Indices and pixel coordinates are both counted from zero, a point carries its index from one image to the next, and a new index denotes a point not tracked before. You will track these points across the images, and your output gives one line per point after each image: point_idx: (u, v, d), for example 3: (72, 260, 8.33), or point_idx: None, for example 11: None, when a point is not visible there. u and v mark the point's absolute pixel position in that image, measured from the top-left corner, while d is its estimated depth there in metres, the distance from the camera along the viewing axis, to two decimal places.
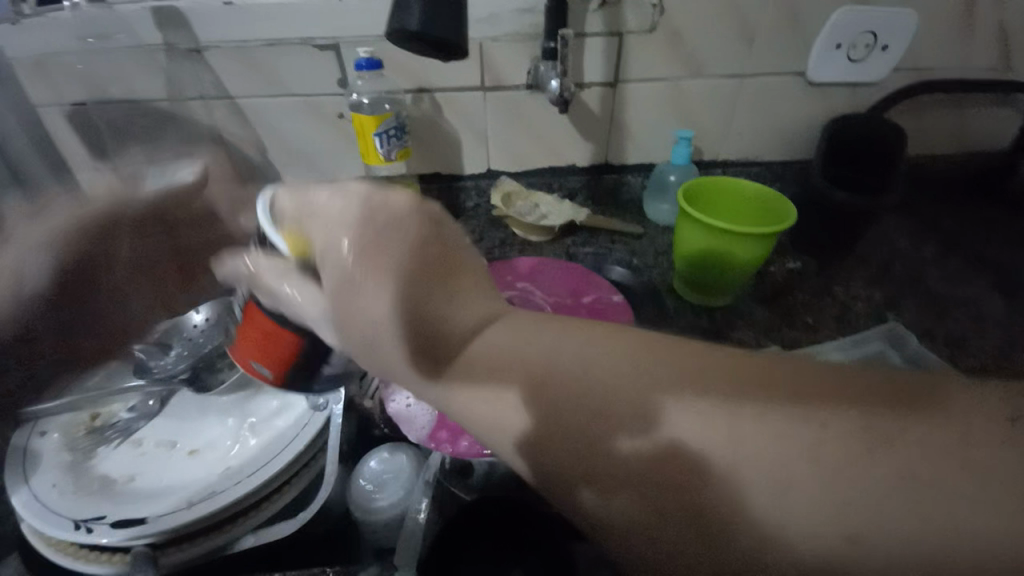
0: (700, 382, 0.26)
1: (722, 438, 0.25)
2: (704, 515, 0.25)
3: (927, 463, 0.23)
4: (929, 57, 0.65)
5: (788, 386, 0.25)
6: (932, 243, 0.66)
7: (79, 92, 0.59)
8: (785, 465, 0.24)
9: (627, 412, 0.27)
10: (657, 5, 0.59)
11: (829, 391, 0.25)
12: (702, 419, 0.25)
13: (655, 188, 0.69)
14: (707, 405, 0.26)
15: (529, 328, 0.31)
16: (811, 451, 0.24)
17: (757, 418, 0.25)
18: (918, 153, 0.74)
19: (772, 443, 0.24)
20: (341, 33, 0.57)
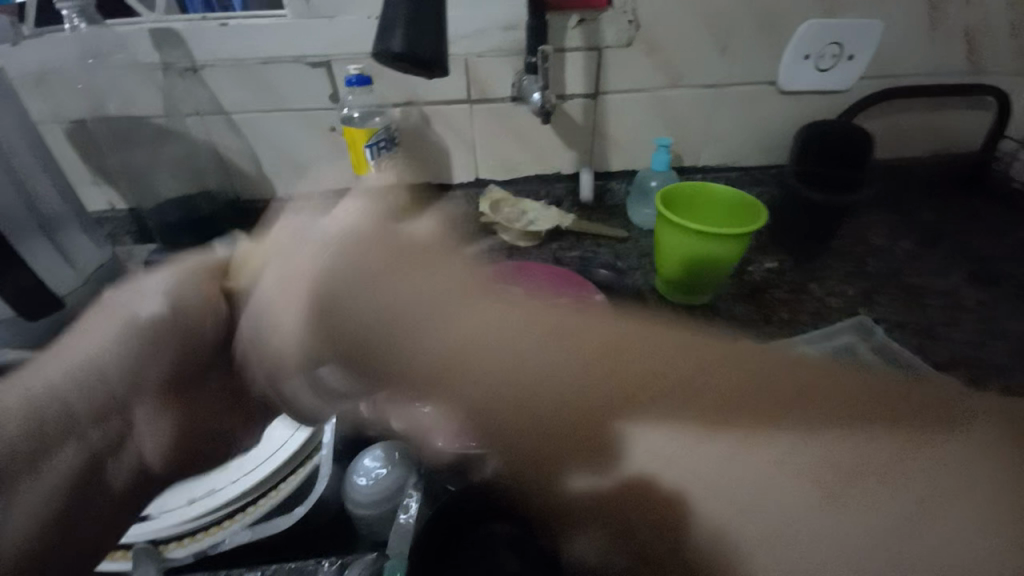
0: (676, 406, 0.38)
1: (677, 451, 0.38)
2: (660, 520, 0.36)
3: (909, 499, 0.33)
4: (894, 66, 0.69)
5: (731, 405, 0.38)
6: (904, 240, 0.70)
7: (80, 110, 0.61)
8: (720, 488, 0.36)
9: (588, 448, 0.39)
10: (633, 21, 0.62)
11: (775, 411, 0.37)
12: (664, 438, 0.38)
13: (638, 193, 0.72)
14: (668, 428, 0.38)
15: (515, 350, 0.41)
16: (756, 486, 0.36)
17: (700, 436, 0.38)
18: (889, 156, 0.77)
19: (715, 472, 0.37)
20: (333, 51, 0.59)
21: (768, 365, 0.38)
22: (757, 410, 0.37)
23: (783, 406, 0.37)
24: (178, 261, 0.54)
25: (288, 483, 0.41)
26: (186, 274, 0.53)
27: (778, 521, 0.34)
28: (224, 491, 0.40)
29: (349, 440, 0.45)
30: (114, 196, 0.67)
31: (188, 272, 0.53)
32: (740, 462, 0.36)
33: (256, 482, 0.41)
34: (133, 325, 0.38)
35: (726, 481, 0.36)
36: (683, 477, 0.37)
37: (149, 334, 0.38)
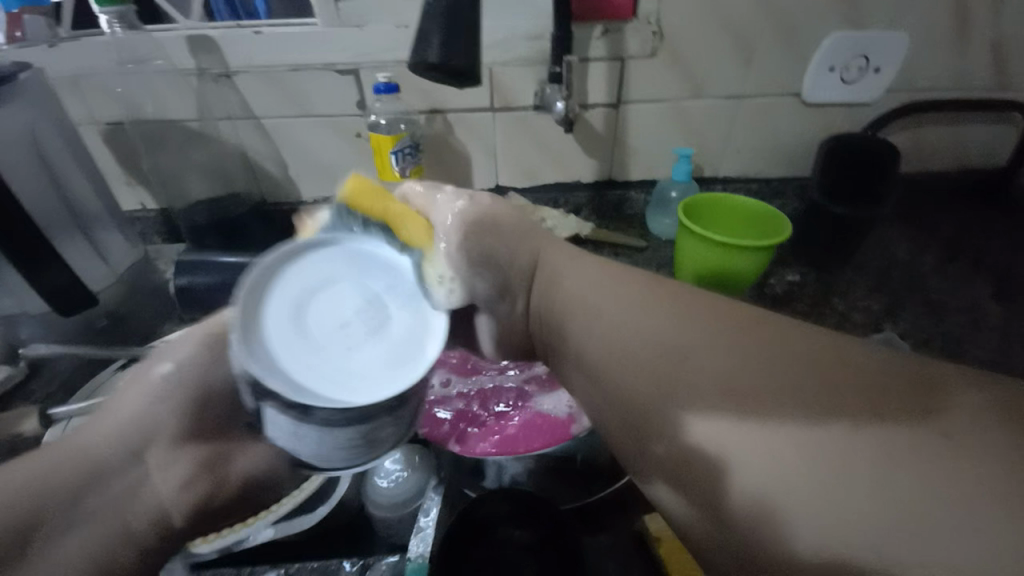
0: (708, 400, 0.30)
1: (729, 443, 0.29)
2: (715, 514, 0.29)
3: (999, 493, 0.23)
4: (921, 79, 0.68)
5: (792, 401, 0.28)
6: (930, 255, 0.68)
7: (117, 113, 0.63)
8: (782, 479, 0.27)
9: (641, 421, 0.32)
10: (657, 32, 0.62)
11: (830, 385, 0.28)
12: (713, 427, 0.30)
13: (658, 203, 0.72)
14: (719, 415, 0.30)
15: (604, 297, 0.36)
16: (806, 466, 0.27)
17: (753, 426, 0.29)
18: (915, 170, 0.76)
19: (755, 452, 0.28)
20: (361, 58, 0.61)
21: (818, 358, 0.29)
22: (795, 392, 0.28)
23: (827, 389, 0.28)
24: (207, 261, 0.55)
25: (313, 482, 0.39)
26: (215, 273, 0.54)
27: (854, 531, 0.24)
28: None
29: None
30: (146, 196, 0.69)
31: (218, 272, 0.54)
32: (753, 432, 0.28)
33: None
34: (157, 384, 0.33)
35: (776, 471, 0.27)
36: (736, 475, 0.28)
37: (174, 385, 0.33)
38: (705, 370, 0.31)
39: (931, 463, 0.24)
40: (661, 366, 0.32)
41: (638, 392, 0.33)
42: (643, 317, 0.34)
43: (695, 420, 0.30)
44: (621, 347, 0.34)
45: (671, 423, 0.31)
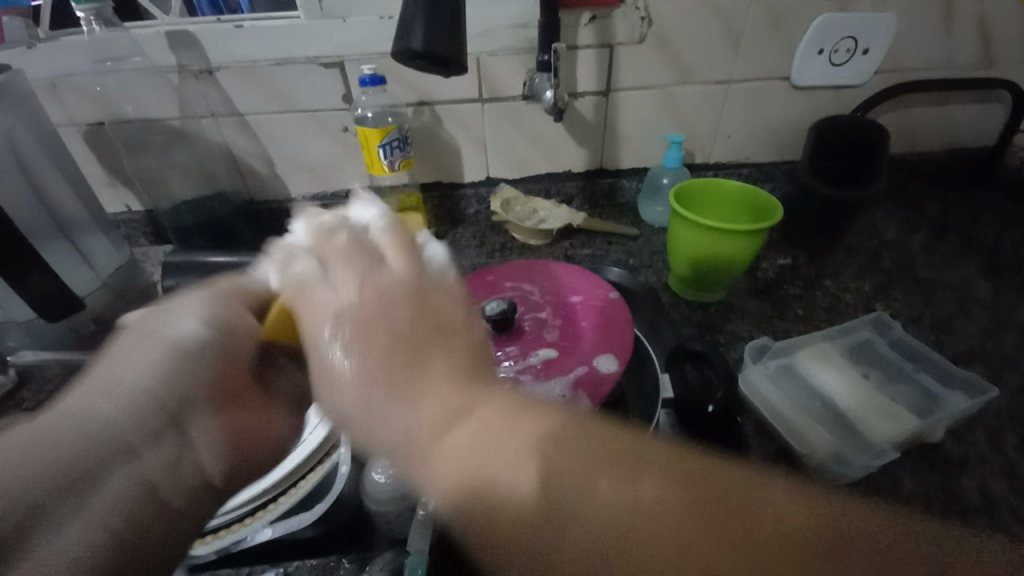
0: (637, 473, 0.30)
1: (654, 512, 0.29)
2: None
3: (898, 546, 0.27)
4: (909, 59, 0.68)
5: (676, 473, 0.30)
6: (920, 234, 0.69)
7: (97, 113, 0.62)
8: (737, 556, 0.27)
9: (605, 518, 0.29)
10: (645, 17, 0.61)
11: (671, 468, 0.30)
12: (650, 496, 0.30)
13: (649, 190, 0.72)
14: (648, 484, 0.30)
15: (498, 426, 0.32)
16: (743, 538, 0.28)
17: (692, 511, 0.29)
18: (904, 150, 0.76)
19: (705, 529, 0.28)
20: (345, 50, 0.60)
21: (589, 435, 0.32)
22: (699, 471, 0.30)
23: (723, 478, 0.30)
24: (194, 261, 0.54)
25: (307, 482, 0.40)
26: (203, 273, 0.54)
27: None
28: (245, 490, 0.39)
29: None
30: (130, 198, 0.68)
31: (206, 272, 0.54)
32: (705, 503, 0.29)
33: (275, 482, 0.39)
34: (177, 340, 0.36)
35: (728, 547, 0.27)
36: (694, 553, 0.28)
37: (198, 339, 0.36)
38: (600, 504, 0.30)
39: (839, 527, 0.28)
40: (565, 482, 0.30)
41: (553, 498, 0.30)
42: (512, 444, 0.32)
43: (599, 486, 0.30)
44: (534, 457, 0.31)
45: (523, 538, 0.29)
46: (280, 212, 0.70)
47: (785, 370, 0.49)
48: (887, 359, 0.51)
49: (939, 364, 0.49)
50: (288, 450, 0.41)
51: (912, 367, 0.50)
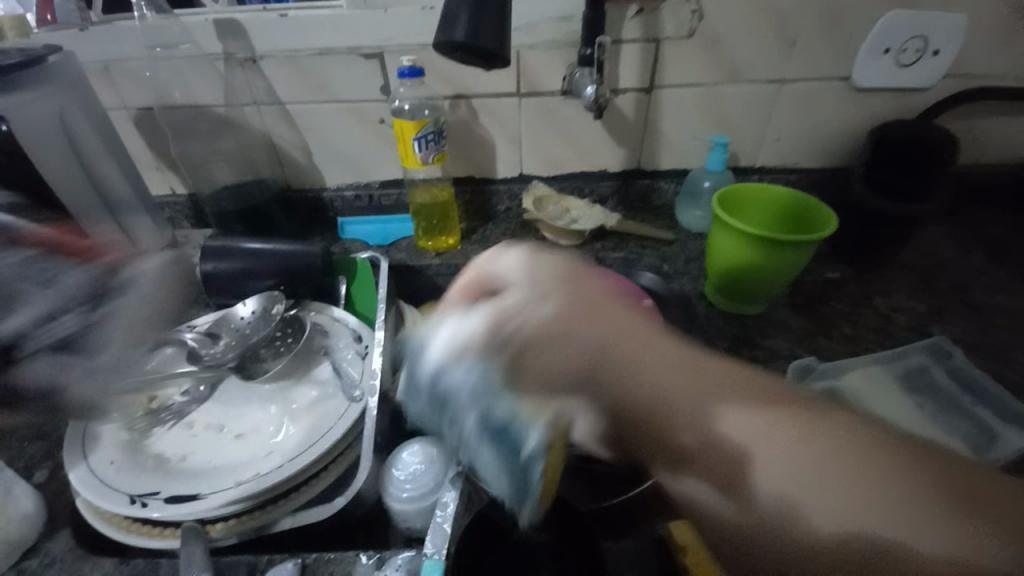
0: (741, 398, 0.32)
1: (766, 439, 0.31)
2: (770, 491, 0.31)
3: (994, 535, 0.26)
4: (986, 62, 0.62)
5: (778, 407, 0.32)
6: (982, 253, 0.64)
7: (146, 98, 0.64)
8: (823, 473, 0.29)
9: (681, 411, 0.33)
10: (695, 12, 0.59)
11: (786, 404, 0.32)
12: (757, 424, 0.31)
13: (688, 193, 0.69)
14: (765, 417, 0.32)
15: (603, 328, 0.34)
16: (830, 462, 0.29)
17: (798, 439, 0.30)
18: (973, 162, 0.70)
19: (802, 450, 0.30)
20: (386, 42, 0.59)
21: (668, 358, 0.34)
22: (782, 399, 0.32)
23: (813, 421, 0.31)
24: (229, 246, 0.55)
25: (332, 471, 0.41)
26: (237, 259, 0.54)
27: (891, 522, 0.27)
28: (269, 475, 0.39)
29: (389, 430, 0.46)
30: (175, 182, 0.70)
31: (241, 258, 0.54)
32: (811, 444, 0.30)
33: (298, 471, 0.39)
34: None
35: (826, 483, 0.29)
36: (772, 482, 0.30)
37: None
38: (722, 425, 0.32)
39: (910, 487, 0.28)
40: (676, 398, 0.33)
41: (648, 405, 0.33)
42: (699, 367, 0.34)
43: (732, 417, 0.32)
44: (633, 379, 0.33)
45: (676, 451, 0.33)
46: (314, 202, 0.71)
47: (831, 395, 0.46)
48: (944, 390, 0.47)
49: (1003, 400, 0.45)
50: (315, 438, 0.41)
51: (969, 401, 0.46)
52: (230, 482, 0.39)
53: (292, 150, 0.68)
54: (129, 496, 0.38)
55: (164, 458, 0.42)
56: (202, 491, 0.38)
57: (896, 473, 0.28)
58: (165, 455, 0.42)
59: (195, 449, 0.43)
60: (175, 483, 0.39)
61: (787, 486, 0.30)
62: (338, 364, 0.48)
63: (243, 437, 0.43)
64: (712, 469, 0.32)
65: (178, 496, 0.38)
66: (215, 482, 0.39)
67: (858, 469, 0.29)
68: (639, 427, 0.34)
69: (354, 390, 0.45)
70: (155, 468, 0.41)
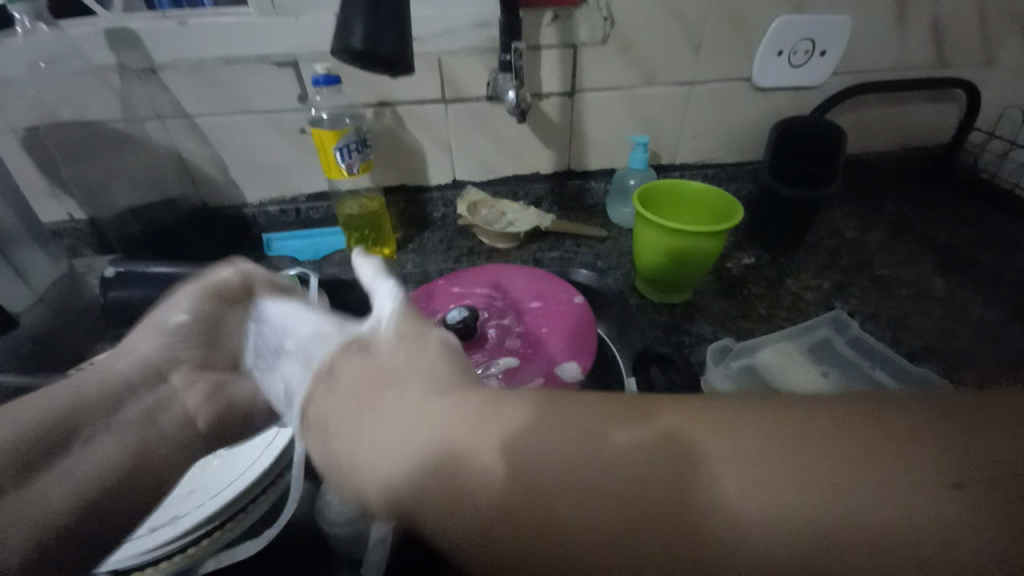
0: (727, 426, 0.25)
1: (730, 449, 0.24)
2: (683, 531, 0.23)
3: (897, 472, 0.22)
4: (863, 61, 0.70)
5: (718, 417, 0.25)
6: (880, 231, 0.71)
7: (29, 117, 0.58)
8: (758, 476, 0.23)
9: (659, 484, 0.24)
10: (607, 18, 0.61)
11: (774, 425, 0.25)
12: (736, 445, 0.24)
13: (617, 191, 0.71)
14: (737, 434, 0.25)
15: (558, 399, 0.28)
16: (769, 447, 0.24)
17: (761, 438, 0.24)
18: (861, 151, 0.78)
19: (763, 458, 0.24)
20: (298, 50, 0.57)
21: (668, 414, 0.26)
22: (740, 439, 0.24)
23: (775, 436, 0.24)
24: (136, 272, 0.51)
25: (260, 505, 0.39)
26: (147, 285, 0.50)
27: (817, 508, 0.22)
28: (187, 516, 0.36)
29: None
30: (71, 206, 0.63)
31: (151, 283, 0.50)
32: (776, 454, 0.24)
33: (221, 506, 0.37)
34: None
35: (766, 479, 0.23)
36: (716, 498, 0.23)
37: None
38: (612, 444, 0.26)
39: (869, 470, 0.22)
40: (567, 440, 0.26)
41: (595, 474, 0.25)
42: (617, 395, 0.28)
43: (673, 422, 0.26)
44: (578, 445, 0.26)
45: (613, 437, 0.26)
46: (236, 218, 0.67)
47: (747, 371, 0.49)
48: (847, 359, 0.52)
49: (896, 361, 0.50)
50: (243, 469, 0.39)
51: (870, 365, 0.51)
52: (143, 530, 0.36)
53: (207, 165, 0.64)
54: None
55: None
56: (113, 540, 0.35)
57: (915, 431, 0.23)
58: None
59: None
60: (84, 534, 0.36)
61: (753, 502, 0.23)
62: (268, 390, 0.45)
63: None
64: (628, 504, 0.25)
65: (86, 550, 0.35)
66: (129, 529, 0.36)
67: (844, 459, 0.23)
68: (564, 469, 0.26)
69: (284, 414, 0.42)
70: None
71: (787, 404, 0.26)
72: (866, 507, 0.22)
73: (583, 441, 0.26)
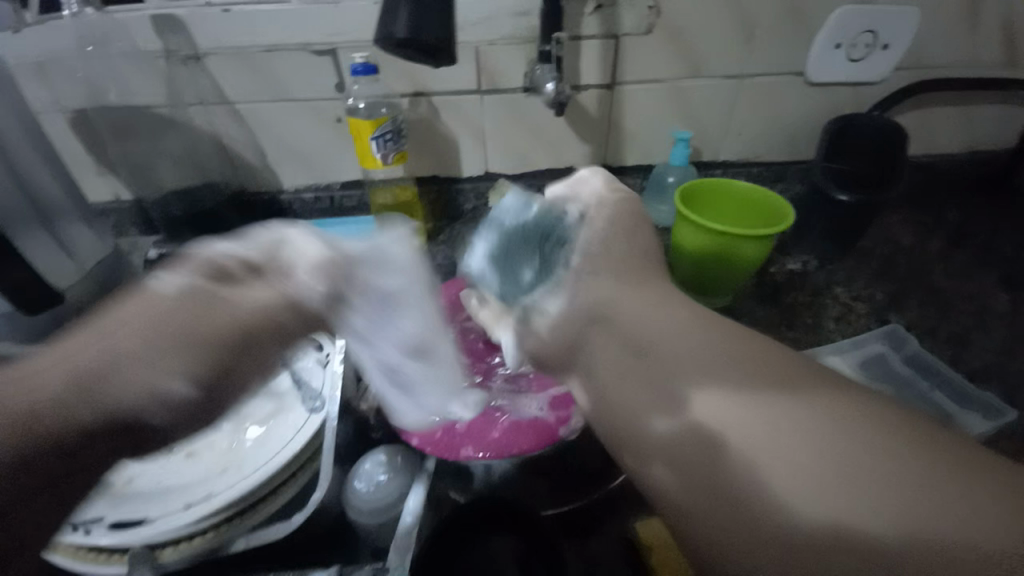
0: (735, 377, 0.30)
1: (741, 422, 0.29)
2: (714, 488, 0.28)
3: (907, 473, 0.25)
4: (931, 56, 0.65)
5: (778, 369, 0.30)
6: (939, 239, 0.66)
7: (81, 99, 0.60)
8: (775, 444, 0.28)
9: (657, 399, 0.32)
10: (654, 7, 0.58)
11: (813, 383, 0.29)
12: (722, 407, 0.30)
13: (654, 189, 0.68)
14: (724, 394, 0.30)
15: (653, 293, 0.36)
16: (797, 434, 0.27)
17: (788, 398, 0.29)
18: (921, 153, 0.73)
19: (797, 438, 0.27)
20: (338, 38, 0.57)
21: (678, 346, 0.32)
22: (770, 368, 0.30)
23: (785, 373, 0.30)
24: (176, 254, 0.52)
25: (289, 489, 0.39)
26: None
27: (818, 493, 0.26)
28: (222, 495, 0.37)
29: (351, 443, 0.44)
30: (116, 187, 0.65)
31: None
32: (785, 421, 0.28)
33: (256, 483, 0.38)
34: None
35: (804, 472, 0.26)
36: (760, 465, 0.28)
37: None
38: (652, 433, 0.31)
39: (867, 442, 0.26)
40: (624, 364, 0.34)
41: (639, 390, 0.33)
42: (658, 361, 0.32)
43: (702, 397, 0.30)
44: (649, 358, 0.33)
45: (655, 427, 0.32)
46: (270, 204, 0.68)
47: None
48: (902, 376, 0.49)
49: (954, 381, 0.48)
50: (275, 450, 0.40)
51: (927, 385, 0.48)
52: (180, 505, 0.37)
53: (246, 150, 0.64)
54: (72, 524, 0.37)
55: (109, 482, 0.40)
56: (150, 515, 0.37)
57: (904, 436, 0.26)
58: (111, 478, 0.40)
59: (143, 468, 0.41)
60: (123, 508, 0.38)
61: (788, 488, 0.26)
62: (297, 375, 0.46)
63: (195, 455, 0.42)
64: (683, 462, 0.30)
65: (125, 521, 0.37)
66: (168, 505, 0.37)
67: (863, 444, 0.26)
68: (633, 405, 0.33)
69: (314, 401, 0.42)
70: (100, 491, 0.39)
71: (831, 378, 0.30)
72: (895, 485, 0.25)
73: (638, 365, 0.33)
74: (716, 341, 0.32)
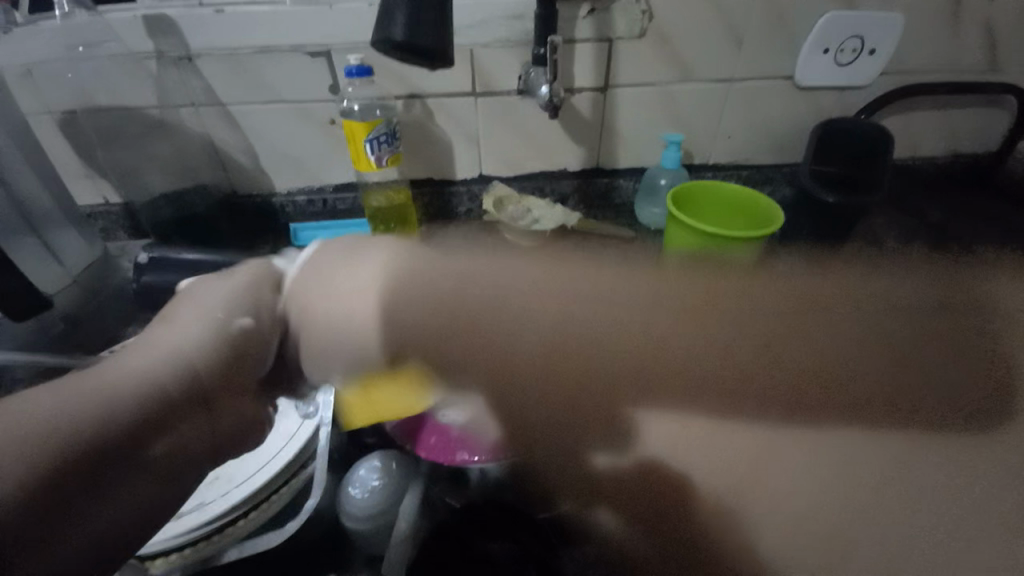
0: (688, 392, 0.30)
1: (688, 453, 0.29)
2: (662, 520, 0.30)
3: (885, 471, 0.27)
4: (915, 61, 0.66)
5: (718, 387, 0.30)
6: (924, 241, 0.67)
7: (69, 101, 0.59)
8: (721, 459, 0.29)
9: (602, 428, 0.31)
10: (646, 11, 0.59)
11: (829, 405, 0.29)
12: (669, 426, 0.30)
13: (646, 191, 0.69)
14: (692, 418, 0.30)
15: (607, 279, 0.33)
16: (745, 459, 0.29)
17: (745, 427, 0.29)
18: (906, 156, 0.74)
19: (737, 451, 0.29)
20: (332, 40, 0.57)
21: (681, 337, 0.31)
22: (721, 382, 0.30)
23: (694, 372, 0.30)
24: (168, 257, 0.52)
25: (280, 498, 0.39)
26: (179, 270, 0.51)
27: (777, 506, 0.28)
28: (214, 504, 0.36)
29: (346, 448, 0.44)
30: (105, 190, 0.65)
31: (182, 269, 0.51)
32: (718, 438, 0.29)
33: (247, 494, 0.37)
34: None
35: (737, 467, 0.29)
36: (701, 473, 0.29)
37: None
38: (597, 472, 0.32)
39: (803, 468, 0.28)
40: (554, 369, 0.31)
41: (592, 407, 0.31)
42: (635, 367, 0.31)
43: (648, 425, 0.30)
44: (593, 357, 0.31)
45: (597, 462, 0.32)
46: (262, 207, 0.67)
47: None
48: None
49: None
50: (267, 458, 0.39)
51: None
52: None
53: (237, 152, 0.64)
54: None
55: None
56: None
57: (886, 413, 0.29)
58: None
59: None
60: None
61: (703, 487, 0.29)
62: None
63: None
64: (627, 496, 0.31)
65: None
66: None
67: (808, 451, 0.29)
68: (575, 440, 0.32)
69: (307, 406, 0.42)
70: None
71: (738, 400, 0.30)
72: (818, 506, 0.27)
73: (560, 371, 0.31)
74: (675, 355, 0.30)
